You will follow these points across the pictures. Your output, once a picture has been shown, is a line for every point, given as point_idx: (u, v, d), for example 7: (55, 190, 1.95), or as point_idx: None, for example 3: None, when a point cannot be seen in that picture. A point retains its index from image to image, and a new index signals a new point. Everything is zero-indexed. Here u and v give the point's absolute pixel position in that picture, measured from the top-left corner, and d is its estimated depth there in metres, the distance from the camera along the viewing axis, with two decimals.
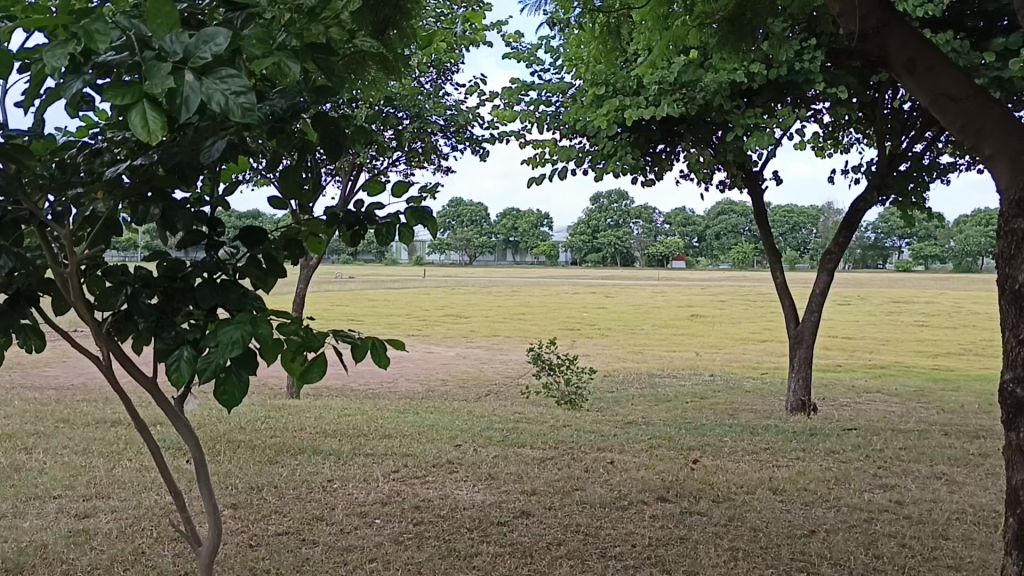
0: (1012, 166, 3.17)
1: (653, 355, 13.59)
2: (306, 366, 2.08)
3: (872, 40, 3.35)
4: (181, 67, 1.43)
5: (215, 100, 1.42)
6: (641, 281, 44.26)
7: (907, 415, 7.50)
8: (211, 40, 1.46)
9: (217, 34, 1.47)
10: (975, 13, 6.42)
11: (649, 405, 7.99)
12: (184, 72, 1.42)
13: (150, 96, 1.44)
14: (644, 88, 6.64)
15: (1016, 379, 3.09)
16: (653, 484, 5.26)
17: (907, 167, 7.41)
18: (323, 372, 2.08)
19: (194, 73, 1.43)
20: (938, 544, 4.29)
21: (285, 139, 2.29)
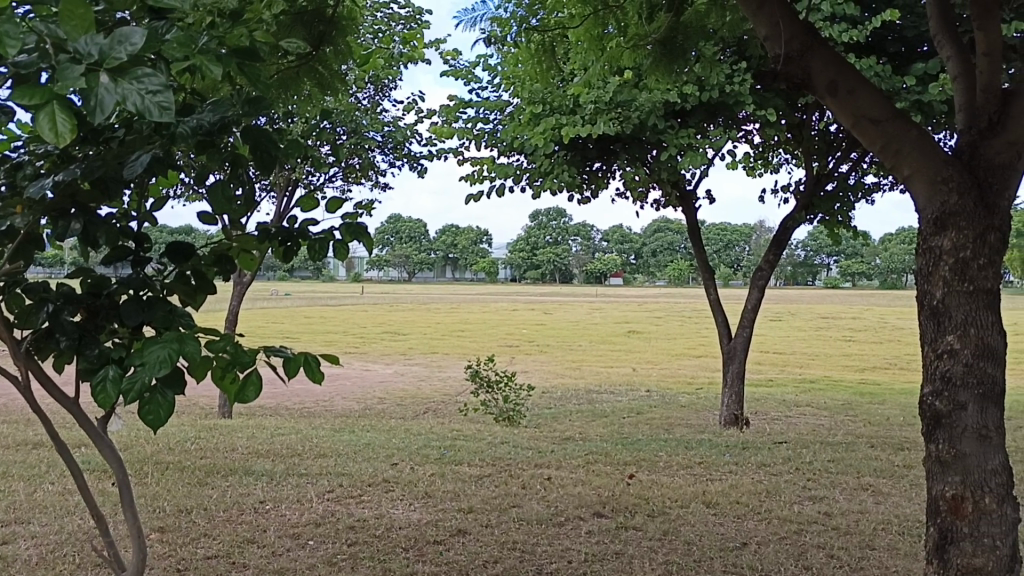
0: (929, 187, 3.30)
1: (591, 370, 13.71)
2: (242, 383, 2.08)
3: (797, 63, 3.47)
4: (96, 70, 1.37)
5: (131, 100, 1.37)
6: (579, 298, 44.58)
7: (835, 428, 7.69)
8: (126, 40, 1.38)
9: (133, 33, 1.40)
10: (895, 39, 6.67)
11: (587, 420, 8.03)
12: (99, 75, 1.37)
13: (61, 98, 1.38)
14: (580, 107, 6.73)
15: (934, 392, 3.21)
16: (590, 499, 5.29)
17: (833, 187, 7.63)
18: (259, 388, 2.08)
19: (110, 74, 1.37)
20: (865, 554, 4.40)
21: (215, 152, 2.22)
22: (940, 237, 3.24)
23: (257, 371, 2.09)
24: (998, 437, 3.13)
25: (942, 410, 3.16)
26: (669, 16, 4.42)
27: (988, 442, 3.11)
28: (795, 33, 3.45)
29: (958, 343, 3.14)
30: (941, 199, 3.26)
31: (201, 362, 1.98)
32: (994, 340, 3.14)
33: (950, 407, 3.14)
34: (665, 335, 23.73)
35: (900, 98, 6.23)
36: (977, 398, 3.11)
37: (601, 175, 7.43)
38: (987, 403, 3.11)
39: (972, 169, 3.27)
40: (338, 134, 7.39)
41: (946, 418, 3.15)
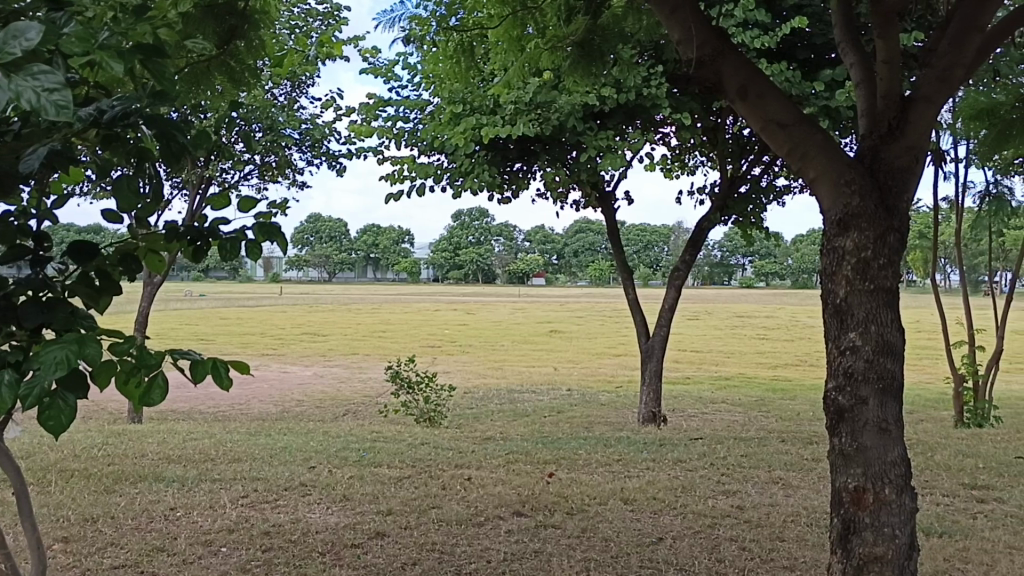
0: (832, 190, 3.42)
1: (512, 370, 13.76)
2: (147, 386, 2.00)
3: (709, 68, 3.55)
4: None
5: (26, 98, 1.29)
6: (502, 298, 44.70)
7: (748, 424, 7.90)
8: (21, 35, 1.30)
9: (29, 28, 1.31)
10: (805, 46, 6.89)
11: (508, 420, 8.04)
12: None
13: None
14: (500, 107, 6.75)
15: (838, 388, 3.32)
16: (509, 499, 5.30)
17: (746, 189, 7.84)
18: (165, 392, 2.02)
19: (2, 70, 1.29)
20: (775, 545, 4.53)
21: (120, 144, 2.15)
22: (843, 238, 3.36)
23: (163, 372, 2.04)
24: (898, 430, 3.26)
25: (845, 405, 3.27)
26: (587, 19, 4.45)
27: (888, 434, 3.24)
28: (707, 38, 3.53)
29: (860, 340, 3.26)
30: (843, 201, 3.38)
31: (103, 365, 1.90)
32: (893, 337, 3.27)
33: (852, 402, 3.26)
34: (585, 334, 24.00)
35: (809, 103, 6.43)
36: (877, 392, 3.24)
37: (521, 175, 7.44)
38: (887, 397, 3.24)
39: (873, 173, 3.40)
40: (253, 131, 7.23)
41: (849, 412, 3.27)
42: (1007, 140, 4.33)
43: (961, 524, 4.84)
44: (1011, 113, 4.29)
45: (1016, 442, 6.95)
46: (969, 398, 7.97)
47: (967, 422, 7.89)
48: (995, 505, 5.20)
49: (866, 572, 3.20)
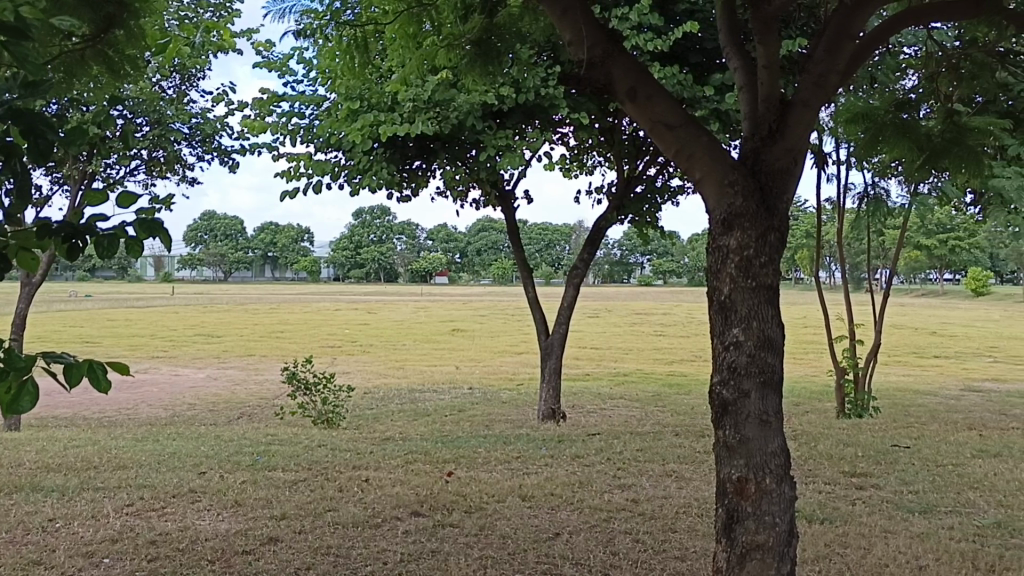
0: (717, 190, 3.52)
1: (413, 369, 13.70)
2: (14, 393, 1.85)
3: (599, 69, 3.61)
4: None
5: None
6: (406, 298, 44.39)
7: (644, 419, 8.08)
8: None
9: None
10: (696, 50, 7.08)
11: (408, 420, 7.98)
12: None
13: None
14: (398, 104, 6.70)
15: (722, 381, 3.42)
16: (407, 499, 5.26)
17: (642, 189, 8.01)
18: (35, 398, 1.87)
19: None
20: (667, 537, 4.64)
21: None
22: (727, 236, 3.46)
23: (31, 377, 1.90)
24: (777, 422, 3.39)
25: (728, 398, 3.38)
26: (483, 18, 4.49)
27: (769, 426, 3.36)
28: (597, 40, 3.60)
29: (743, 336, 3.37)
30: (727, 201, 3.48)
31: None
32: (774, 332, 3.39)
33: (736, 395, 3.37)
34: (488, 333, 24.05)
35: (700, 106, 6.67)
36: (759, 386, 3.35)
37: (421, 173, 7.39)
38: (767, 390, 3.37)
39: (755, 173, 3.51)
40: (140, 125, 6.95)
41: (732, 405, 3.38)
42: (879, 143, 4.52)
43: (841, 511, 5.07)
44: (883, 117, 4.48)
45: (893, 431, 7.33)
46: (851, 390, 8.37)
47: (849, 412, 8.27)
48: (872, 491, 5.47)
49: (749, 560, 3.31)
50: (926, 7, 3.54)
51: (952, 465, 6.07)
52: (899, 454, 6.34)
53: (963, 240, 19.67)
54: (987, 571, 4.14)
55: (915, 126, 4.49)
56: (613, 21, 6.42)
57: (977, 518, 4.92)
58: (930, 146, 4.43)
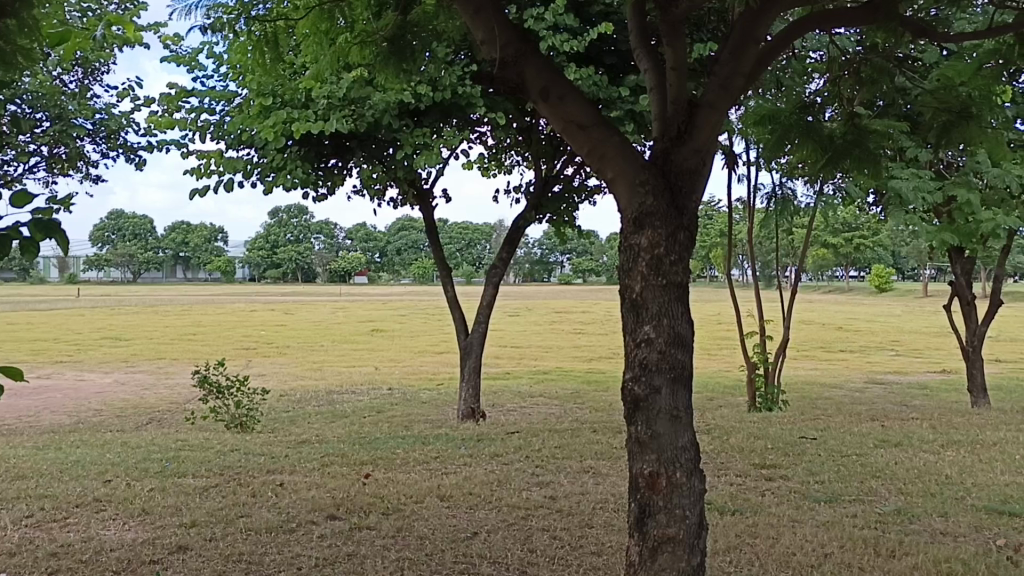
0: (628, 189, 3.57)
1: (330, 371, 13.51)
2: None
3: (511, 68, 3.61)
4: None
5: None
6: (326, 297, 43.73)
7: (564, 416, 8.15)
8: None
9: None
10: (612, 52, 7.16)
11: (325, 422, 7.86)
12: None
13: None
14: (312, 101, 6.60)
15: (634, 378, 3.46)
16: (323, 502, 5.18)
17: (559, 189, 8.08)
18: None
19: None
20: (584, 532, 4.69)
21: None
22: (638, 236, 3.51)
23: None
24: (687, 417, 3.46)
25: (639, 394, 3.43)
26: (395, 16, 4.45)
27: (679, 421, 3.43)
28: (509, 39, 3.60)
29: (654, 333, 3.42)
30: (638, 201, 3.53)
31: None
32: (683, 329, 3.46)
33: (647, 391, 3.42)
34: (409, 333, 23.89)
35: (615, 106, 6.75)
36: (669, 382, 3.42)
37: (337, 171, 7.27)
38: (678, 385, 3.43)
39: (664, 174, 3.58)
40: (38, 120, 6.65)
41: (644, 401, 3.43)
42: (786, 143, 4.64)
43: (751, 502, 5.21)
44: (789, 118, 4.62)
45: (801, 423, 7.58)
46: (762, 384, 8.60)
47: (760, 406, 8.51)
48: (781, 482, 5.65)
49: (660, 552, 3.37)
50: (825, 14, 3.66)
51: (855, 455, 6.31)
52: (806, 446, 6.56)
53: (867, 237, 20.48)
54: (888, 556, 4.31)
55: (820, 128, 4.63)
56: (530, 20, 6.47)
57: (879, 505, 5.12)
58: (833, 147, 4.57)
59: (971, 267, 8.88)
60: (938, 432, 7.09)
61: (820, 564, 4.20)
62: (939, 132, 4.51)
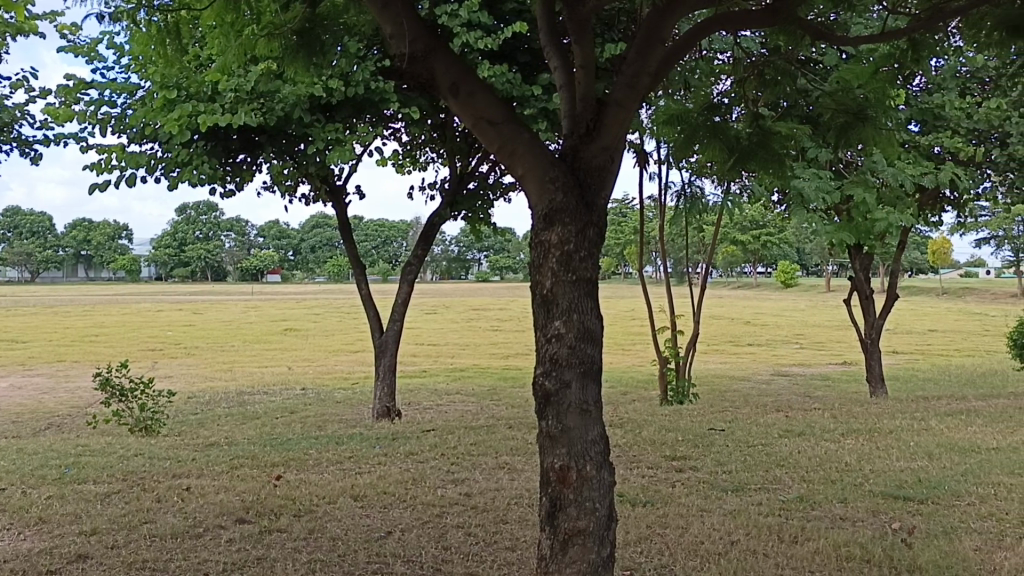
0: (538, 186, 3.59)
1: (241, 371, 13.20)
2: None
3: (420, 63, 3.60)
4: None
5: None
6: (238, 296, 42.63)
7: (479, 413, 8.16)
8: None
9: None
10: (525, 50, 7.19)
11: (236, 424, 7.68)
12: None
13: None
14: (219, 95, 6.45)
15: (545, 372, 3.49)
16: (232, 506, 5.05)
17: (475, 186, 8.09)
18: None
19: None
20: (498, 528, 4.71)
21: None
22: (548, 231, 3.54)
23: None
24: (597, 411, 3.51)
25: (550, 389, 3.46)
26: (304, 8, 4.38)
27: (588, 415, 3.47)
28: (418, 34, 3.59)
29: (564, 328, 3.46)
30: (548, 197, 3.55)
31: None
32: (593, 324, 3.50)
33: (557, 386, 3.45)
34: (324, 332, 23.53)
35: (528, 105, 6.80)
36: (579, 376, 3.45)
37: (246, 167, 7.10)
38: (587, 380, 3.47)
39: (573, 171, 3.61)
40: None
41: (554, 396, 3.46)
42: (695, 143, 4.77)
43: (661, 493, 5.32)
44: (697, 119, 4.75)
45: (710, 415, 7.78)
46: (673, 377, 8.79)
47: (671, 399, 8.70)
48: (690, 473, 5.78)
49: (571, 545, 3.41)
50: (728, 15, 3.74)
51: (761, 445, 6.51)
52: (714, 437, 6.73)
53: (774, 235, 21.14)
54: (790, 542, 4.47)
55: (726, 128, 4.76)
56: (444, 17, 6.45)
57: (783, 493, 5.30)
58: (739, 148, 4.73)
59: (870, 263, 9.26)
60: (838, 421, 7.37)
61: (726, 551, 4.32)
62: (839, 132, 4.69)
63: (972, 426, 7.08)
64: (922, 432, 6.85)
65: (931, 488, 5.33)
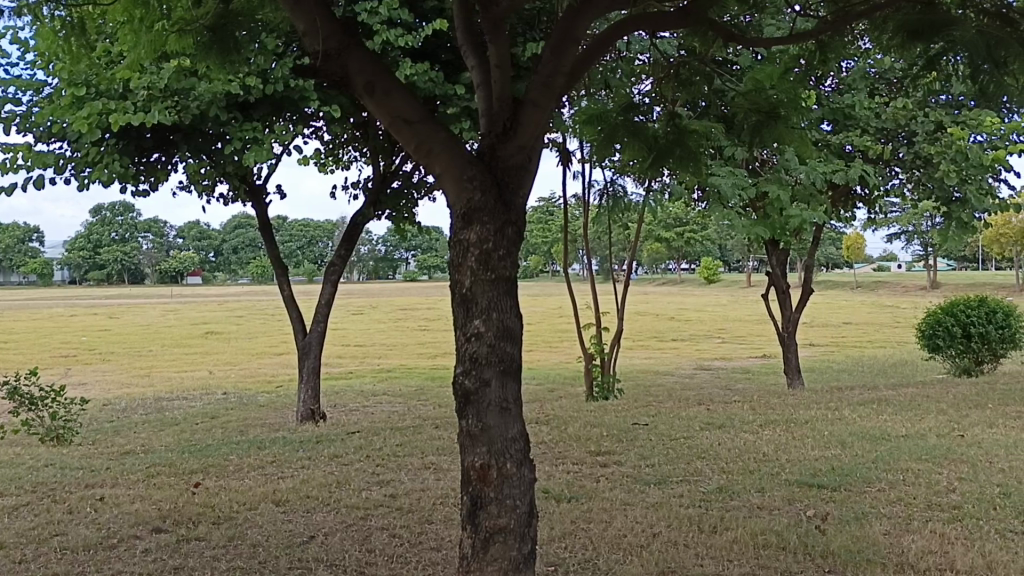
0: (457, 185, 3.58)
1: (159, 377, 12.85)
2: None
3: (335, 61, 3.55)
4: None
5: None
6: (157, 300, 41.45)
7: (406, 413, 8.11)
8: None
9: None
10: (447, 49, 7.16)
11: (154, 431, 7.47)
12: None
13: None
14: (132, 92, 6.26)
15: (465, 371, 3.48)
16: (148, 515, 4.91)
17: (398, 185, 8.03)
18: None
19: None
20: (424, 529, 4.69)
21: None
22: (466, 231, 3.53)
23: None
24: (517, 408, 3.53)
25: (470, 388, 3.46)
26: (217, 3, 4.26)
27: (508, 413, 3.49)
28: (332, 31, 3.54)
29: (483, 327, 3.46)
30: (466, 197, 3.55)
31: None
32: (512, 321, 3.51)
33: (477, 385, 3.46)
34: (247, 334, 23.01)
35: (452, 103, 6.77)
36: (498, 374, 3.46)
37: (160, 166, 6.91)
38: (506, 378, 3.49)
39: (490, 170, 3.61)
40: None
41: (474, 395, 3.46)
42: (615, 142, 4.84)
43: (586, 488, 5.38)
44: (616, 119, 4.80)
45: (634, 410, 7.89)
46: (598, 373, 8.89)
47: (597, 395, 8.81)
48: (614, 467, 5.87)
49: (492, 543, 3.42)
50: (644, 15, 3.77)
51: (683, 438, 6.64)
52: (638, 432, 6.83)
53: (697, 233, 21.55)
54: (709, 532, 4.57)
55: (646, 127, 4.83)
56: (364, 14, 6.37)
57: (703, 485, 5.41)
58: (657, 147, 4.79)
59: (786, 258, 9.53)
60: (757, 413, 7.57)
61: (649, 543, 4.39)
62: (752, 130, 4.80)
63: (883, 414, 7.36)
64: (835, 421, 7.08)
65: (844, 475, 5.51)
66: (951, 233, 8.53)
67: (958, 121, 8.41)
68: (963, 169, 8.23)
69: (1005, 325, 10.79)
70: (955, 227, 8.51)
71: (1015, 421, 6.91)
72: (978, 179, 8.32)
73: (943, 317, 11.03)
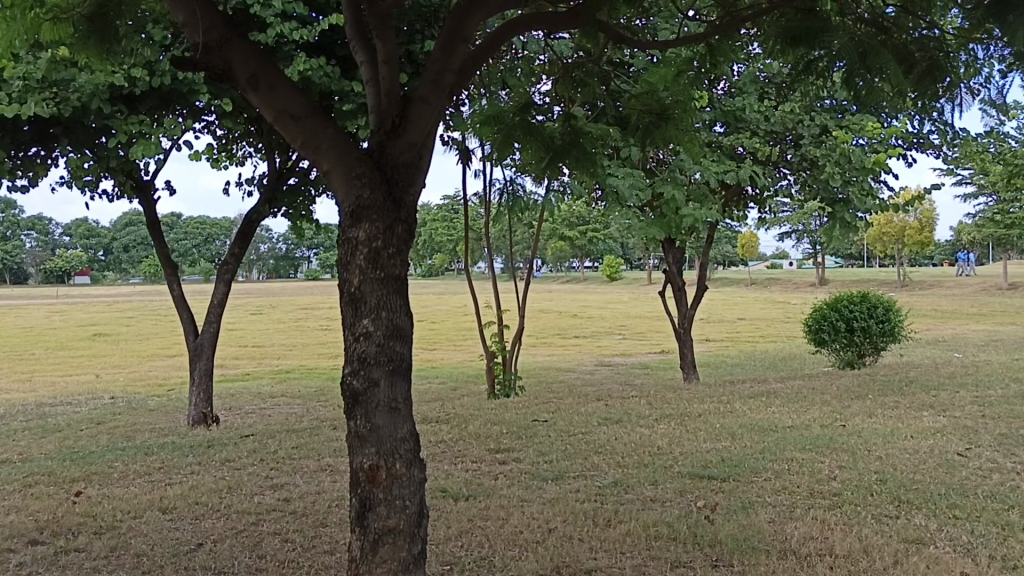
0: (345, 182, 3.52)
1: (41, 381, 12.31)
2: None
3: (217, 53, 3.45)
4: None
5: None
6: (44, 300, 39.48)
7: (304, 415, 7.97)
8: None
9: None
10: (344, 44, 7.05)
11: (34, 438, 7.11)
12: None
13: None
14: (7, 82, 5.94)
15: (353, 371, 3.43)
16: (24, 528, 4.67)
17: (295, 181, 7.87)
18: None
19: None
20: (317, 532, 4.61)
21: None
22: (355, 229, 3.48)
23: None
24: (406, 407, 3.50)
25: (358, 388, 3.41)
26: None
27: (398, 412, 3.46)
28: (213, 23, 3.44)
29: (372, 326, 3.41)
30: (355, 194, 3.50)
31: None
32: (402, 320, 3.48)
33: (365, 385, 3.41)
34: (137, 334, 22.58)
35: (349, 100, 6.68)
36: (387, 373, 3.43)
37: (39, 161, 6.59)
38: (396, 377, 3.45)
39: (379, 166, 3.56)
40: None
41: (362, 395, 3.42)
42: (513, 142, 4.78)
43: (484, 485, 5.40)
44: (513, 119, 4.76)
45: (534, 407, 7.96)
46: (500, 371, 8.93)
47: (499, 392, 8.84)
48: (513, 465, 5.90)
49: (381, 544, 3.38)
50: (533, 16, 3.78)
51: (580, 433, 6.73)
52: (537, 429, 6.89)
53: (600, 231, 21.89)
54: (604, 525, 4.64)
55: (543, 128, 4.85)
56: (256, 5, 6.21)
57: (599, 479, 5.49)
58: (554, 147, 4.84)
59: (682, 255, 9.77)
60: (653, 408, 7.73)
61: (543, 539, 4.42)
62: (645, 132, 4.89)
63: (771, 407, 7.63)
64: (727, 414, 7.30)
65: (734, 466, 5.69)
66: (836, 232, 8.91)
67: (842, 125, 8.78)
68: (847, 171, 8.59)
69: (885, 319, 11.34)
70: (840, 226, 8.90)
71: (892, 411, 7.28)
72: (861, 180, 8.70)
73: (829, 312, 11.50)
